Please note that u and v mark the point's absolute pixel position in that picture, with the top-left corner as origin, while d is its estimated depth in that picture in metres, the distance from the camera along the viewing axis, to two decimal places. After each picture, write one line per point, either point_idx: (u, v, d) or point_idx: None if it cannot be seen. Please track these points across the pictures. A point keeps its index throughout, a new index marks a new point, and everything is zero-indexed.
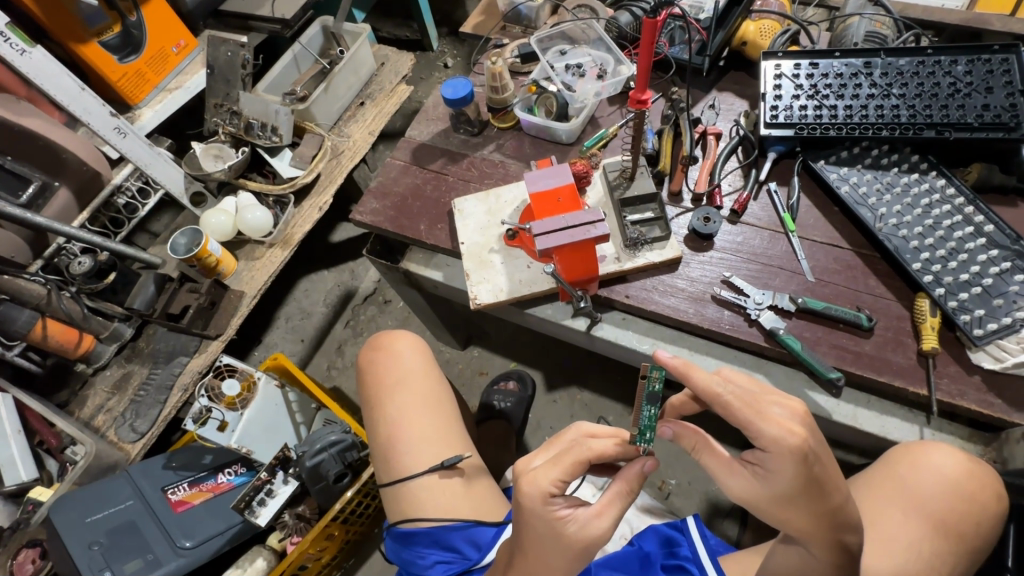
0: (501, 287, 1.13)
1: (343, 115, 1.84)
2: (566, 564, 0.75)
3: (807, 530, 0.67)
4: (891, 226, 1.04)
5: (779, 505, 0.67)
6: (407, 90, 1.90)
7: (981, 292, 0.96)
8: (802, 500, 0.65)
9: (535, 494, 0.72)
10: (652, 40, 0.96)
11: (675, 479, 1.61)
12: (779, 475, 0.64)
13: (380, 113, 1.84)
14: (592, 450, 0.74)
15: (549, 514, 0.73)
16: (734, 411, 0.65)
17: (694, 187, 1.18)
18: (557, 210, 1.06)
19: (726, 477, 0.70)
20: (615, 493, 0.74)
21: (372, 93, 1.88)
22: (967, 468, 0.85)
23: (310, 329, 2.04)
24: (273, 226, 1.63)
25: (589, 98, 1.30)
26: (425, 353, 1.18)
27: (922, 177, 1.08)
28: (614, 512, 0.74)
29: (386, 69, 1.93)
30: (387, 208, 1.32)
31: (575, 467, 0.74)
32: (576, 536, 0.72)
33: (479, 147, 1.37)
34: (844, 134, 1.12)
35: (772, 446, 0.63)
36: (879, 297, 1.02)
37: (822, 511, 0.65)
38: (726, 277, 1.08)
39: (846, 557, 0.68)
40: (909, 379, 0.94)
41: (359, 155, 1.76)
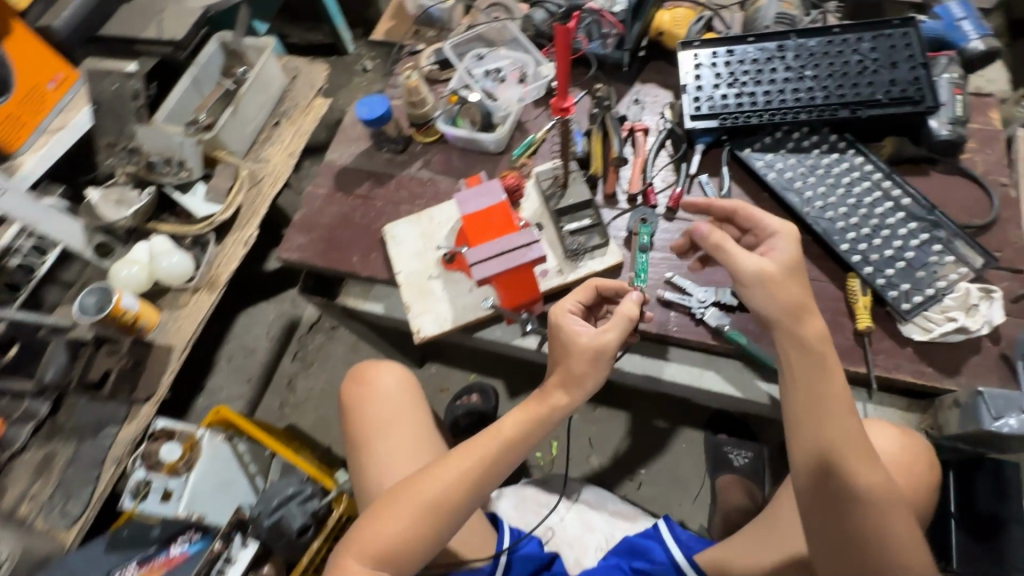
0: (445, 315, 1.09)
1: (258, 138, 1.72)
2: (589, 377, 0.87)
3: (796, 314, 0.80)
4: (818, 209, 1.07)
5: (777, 275, 0.81)
6: (326, 102, 1.80)
7: (905, 266, 0.99)
8: (796, 280, 0.82)
9: (558, 311, 0.92)
10: (566, 46, 0.93)
11: (644, 469, 1.63)
12: (784, 249, 0.83)
13: (298, 131, 1.74)
14: (597, 283, 0.96)
15: (571, 326, 0.89)
16: (727, 244, 0.84)
17: (628, 187, 1.17)
18: (493, 233, 1.02)
19: (739, 258, 0.83)
20: (624, 308, 0.86)
21: (287, 111, 1.77)
22: (904, 440, 0.89)
23: (256, 367, 1.93)
24: (195, 268, 1.50)
25: (513, 104, 1.26)
26: (411, 376, 1.17)
27: (841, 157, 1.11)
28: (623, 322, 0.86)
29: (299, 82, 1.82)
30: (315, 242, 1.24)
31: (589, 291, 0.95)
32: (587, 342, 0.86)
33: (406, 164, 1.31)
34: (766, 120, 1.13)
35: (754, 268, 0.81)
36: (815, 280, 1.04)
37: (801, 295, 0.81)
38: (667, 276, 1.08)
39: (837, 412, 0.77)
40: (848, 360, 0.97)
41: (282, 176, 1.66)
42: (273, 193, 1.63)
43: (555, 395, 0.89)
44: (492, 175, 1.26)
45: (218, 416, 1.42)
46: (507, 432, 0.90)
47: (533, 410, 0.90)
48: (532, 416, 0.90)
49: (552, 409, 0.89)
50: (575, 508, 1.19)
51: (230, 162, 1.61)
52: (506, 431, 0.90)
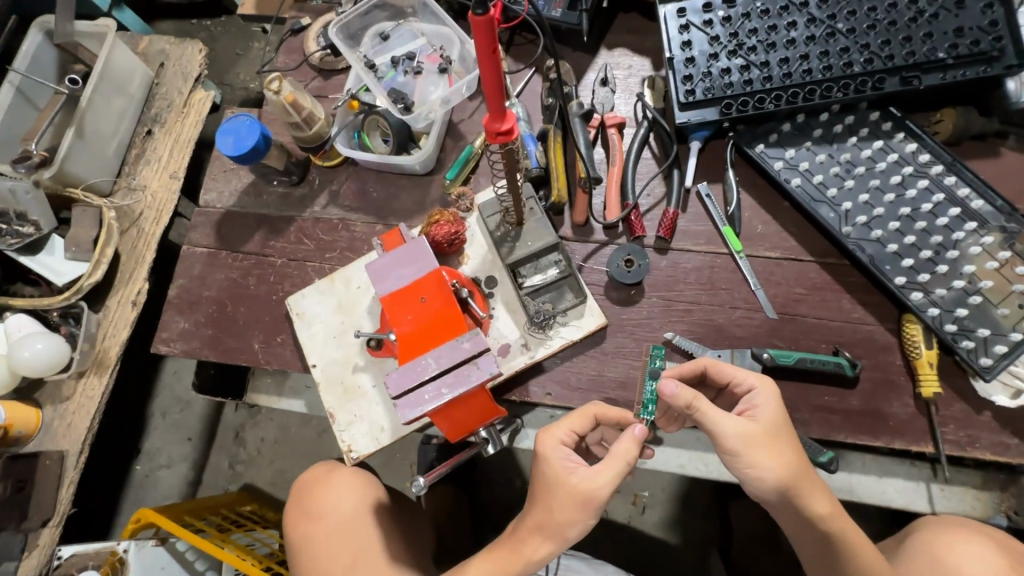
0: (381, 423, 0.82)
1: (127, 154, 1.26)
2: (574, 525, 0.61)
3: (796, 485, 0.58)
4: (860, 226, 0.80)
5: (765, 448, 0.58)
6: (209, 96, 1.30)
7: (981, 301, 0.75)
8: (787, 437, 0.60)
9: (546, 438, 0.66)
10: (492, 44, 0.55)
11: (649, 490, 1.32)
12: (764, 404, 0.61)
13: (179, 143, 1.26)
14: (598, 406, 0.69)
15: (554, 466, 0.63)
16: (700, 402, 0.59)
17: (604, 214, 0.87)
18: (422, 319, 0.72)
19: (715, 420, 0.59)
20: (620, 444, 0.61)
21: (159, 113, 1.27)
22: (1006, 565, 0.66)
23: (196, 424, 1.54)
24: (71, 349, 1.14)
25: (436, 109, 0.90)
26: (378, 492, 0.83)
27: (887, 145, 0.82)
28: (621, 465, 0.60)
29: (168, 72, 1.30)
30: (202, 325, 0.94)
31: (585, 420, 0.68)
32: (579, 485, 0.60)
33: (307, 201, 0.97)
34: (784, 104, 0.82)
35: (734, 437, 0.58)
36: (859, 325, 0.79)
37: (796, 456, 0.59)
38: (667, 337, 0.81)
39: (854, 562, 0.60)
40: (907, 436, 0.74)
41: (167, 213, 1.24)
42: (160, 233, 1.22)
43: (531, 543, 0.63)
44: (422, 208, 0.93)
45: (143, 521, 1.09)
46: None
47: (505, 560, 0.64)
48: (505, 571, 0.63)
49: (528, 564, 0.63)
50: None
51: (90, 203, 1.16)
52: None
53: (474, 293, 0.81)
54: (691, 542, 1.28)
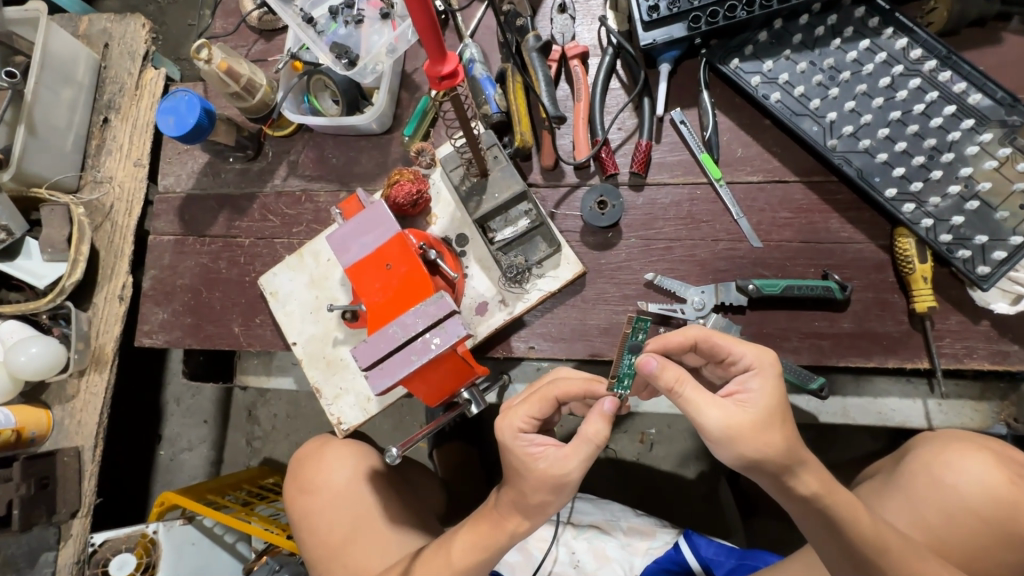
0: (366, 393, 0.83)
1: (88, 147, 1.13)
2: (549, 504, 0.61)
3: (786, 463, 0.55)
4: (847, 137, 0.74)
5: (749, 438, 0.54)
6: (160, 73, 1.14)
7: (980, 206, 0.70)
8: (780, 423, 0.56)
9: (504, 426, 0.63)
10: None
11: (655, 427, 1.33)
12: (759, 391, 0.57)
13: (136, 129, 1.13)
14: (558, 386, 0.65)
15: (521, 452, 0.61)
16: (686, 386, 0.55)
17: (573, 155, 0.82)
18: (390, 288, 0.69)
19: (704, 408, 0.55)
20: (591, 421, 0.58)
21: (112, 99, 1.14)
22: (1004, 478, 0.64)
23: (208, 406, 1.52)
24: (66, 349, 1.09)
25: (382, 58, 0.83)
26: (372, 463, 0.84)
27: (875, 44, 0.75)
28: (587, 450, 0.59)
29: (114, 53, 1.15)
30: (182, 313, 0.93)
31: (544, 405, 0.64)
32: (548, 471, 0.59)
33: (266, 175, 0.93)
34: (758, 10, 0.74)
35: (721, 426, 0.54)
36: (848, 244, 0.75)
37: (784, 444, 0.55)
38: (648, 278, 0.78)
39: (848, 529, 0.55)
40: (902, 354, 0.72)
41: (138, 203, 1.13)
42: (135, 225, 1.12)
43: (513, 520, 0.63)
44: (383, 170, 0.89)
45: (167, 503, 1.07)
46: (457, 565, 0.65)
47: (489, 535, 0.64)
48: (492, 545, 0.64)
49: (511, 537, 0.64)
50: (582, 536, 0.99)
51: (57, 201, 1.07)
52: (456, 560, 0.65)
53: (443, 253, 0.77)
54: (701, 476, 1.30)
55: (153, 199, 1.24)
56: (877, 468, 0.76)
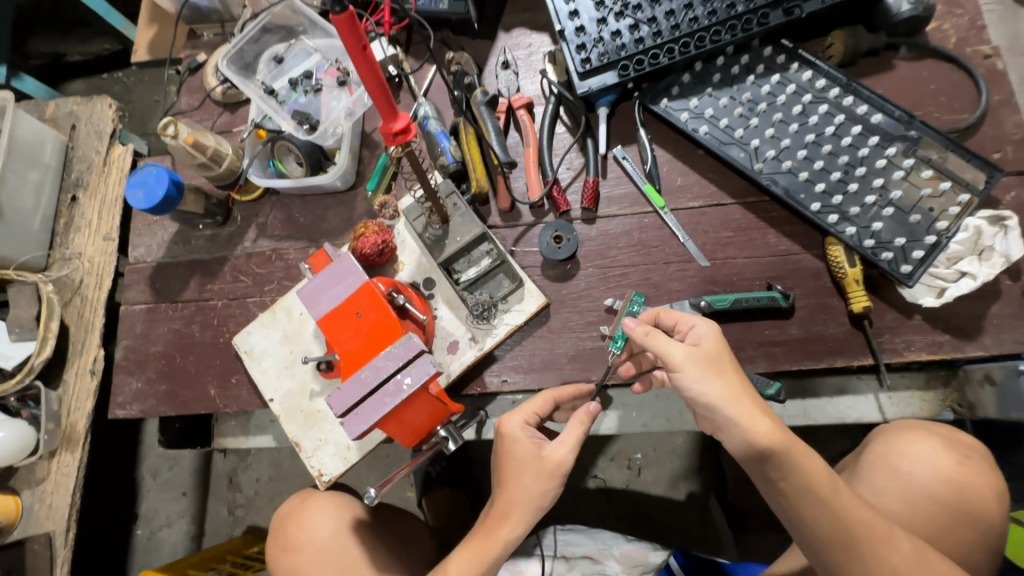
0: (346, 442, 0.83)
1: (56, 226, 1.15)
2: (545, 497, 0.67)
3: (732, 396, 0.62)
4: (771, 160, 0.81)
5: (708, 365, 0.64)
6: (128, 149, 1.18)
7: (895, 211, 0.77)
8: (728, 359, 0.65)
9: (507, 421, 0.71)
10: (359, 41, 0.57)
11: (640, 452, 1.35)
12: (704, 332, 0.67)
13: (105, 203, 1.15)
14: (556, 389, 0.75)
15: (525, 445, 0.69)
16: (648, 335, 0.66)
17: (527, 195, 0.88)
18: (362, 335, 0.72)
19: (665, 346, 0.65)
20: (578, 412, 0.69)
21: (80, 177, 1.17)
22: (953, 461, 0.69)
23: (187, 476, 1.48)
24: (36, 430, 1.07)
25: (341, 121, 0.89)
26: (354, 514, 0.84)
27: (784, 77, 0.84)
28: (578, 434, 0.69)
29: (82, 134, 1.19)
30: (156, 381, 0.93)
31: (544, 406, 0.73)
32: (552, 457, 0.68)
33: (236, 238, 0.96)
34: (678, 55, 0.83)
35: (682, 356, 0.64)
36: (787, 255, 0.81)
37: (737, 377, 0.64)
38: (607, 304, 0.83)
39: (799, 474, 0.60)
40: (848, 353, 0.77)
41: (109, 276, 1.14)
42: (105, 298, 1.13)
43: (506, 525, 0.67)
44: (350, 224, 0.93)
45: None
46: None
47: (480, 550, 0.67)
48: (484, 560, 0.66)
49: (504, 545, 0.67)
50: (575, 568, 0.98)
51: (24, 280, 1.07)
52: None
53: (410, 295, 0.80)
54: (690, 497, 1.31)
55: (123, 272, 1.25)
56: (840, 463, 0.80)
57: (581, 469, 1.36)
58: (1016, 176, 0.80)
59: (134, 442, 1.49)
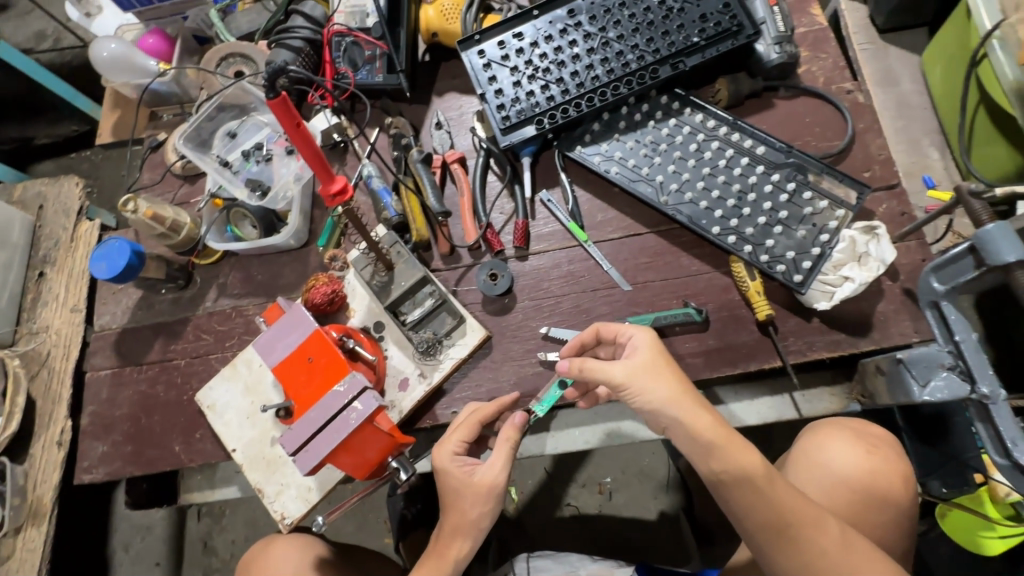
0: (306, 485, 0.87)
1: (23, 301, 1.19)
2: (484, 515, 0.75)
3: (672, 402, 0.66)
4: (675, 193, 0.92)
5: (648, 375, 0.67)
6: (94, 223, 1.24)
7: (784, 229, 0.88)
8: (665, 365, 0.68)
9: (442, 452, 0.77)
10: (294, 122, 0.66)
11: (610, 476, 1.40)
12: (642, 343, 0.70)
13: (72, 277, 1.20)
14: (478, 411, 0.80)
15: (460, 472, 0.76)
16: (587, 362, 0.70)
17: (465, 239, 0.97)
18: (314, 379, 0.78)
19: (607, 369, 0.69)
20: (502, 432, 0.75)
21: (48, 254, 1.23)
22: (865, 452, 0.76)
23: (160, 543, 1.46)
24: (1, 506, 1.08)
25: (291, 186, 0.98)
26: (318, 552, 0.87)
27: (680, 121, 0.96)
28: (507, 451, 0.75)
29: (49, 212, 1.25)
30: (122, 443, 0.97)
31: (472, 428, 0.78)
32: (483, 479, 0.74)
33: (198, 299, 1.02)
34: (586, 108, 0.94)
35: (624, 372, 0.68)
36: (698, 275, 0.91)
37: (677, 378, 0.68)
38: (543, 332, 0.90)
39: (734, 462, 0.63)
40: (760, 357, 0.86)
41: (76, 345, 1.17)
42: (73, 368, 1.15)
43: (455, 545, 0.75)
44: (304, 277, 1.00)
45: None
46: None
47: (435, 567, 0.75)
48: None
49: (455, 563, 0.75)
50: None
51: None
52: None
53: (361, 339, 0.87)
54: (662, 516, 1.35)
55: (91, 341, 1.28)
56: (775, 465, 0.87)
57: (553, 498, 1.39)
58: (885, 191, 0.92)
59: (105, 513, 1.47)
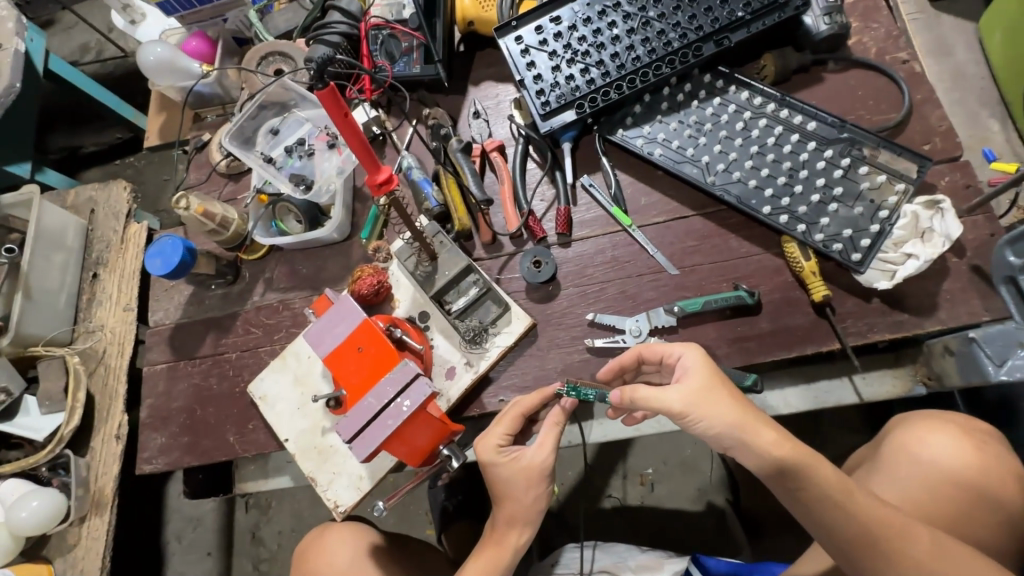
0: (358, 473, 0.89)
1: (80, 301, 1.24)
2: (535, 500, 0.75)
3: (732, 420, 0.63)
4: (722, 173, 0.90)
5: (705, 399, 0.64)
6: (143, 225, 1.28)
7: (839, 206, 0.85)
8: (721, 386, 0.65)
9: (485, 445, 0.76)
10: (342, 111, 0.67)
11: (652, 466, 1.38)
12: (695, 365, 0.67)
13: (125, 277, 1.24)
14: (522, 404, 0.75)
15: (508, 461, 0.75)
16: (639, 390, 0.67)
17: (507, 227, 0.96)
18: (364, 368, 0.78)
19: (660, 395, 0.65)
20: (549, 416, 0.74)
21: (101, 255, 1.27)
22: (970, 446, 0.73)
23: (211, 534, 1.51)
24: (67, 497, 1.12)
25: (333, 180, 1.00)
26: (371, 539, 0.88)
27: (725, 99, 0.93)
28: (555, 435, 0.75)
29: (101, 216, 1.30)
30: (179, 434, 1.00)
31: (517, 420, 0.75)
32: (532, 466, 0.74)
33: (246, 294, 1.04)
34: (627, 90, 0.93)
35: (680, 399, 0.64)
36: (748, 256, 0.88)
37: (735, 399, 0.64)
38: (589, 318, 0.89)
39: (816, 477, 0.60)
40: (816, 340, 0.83)
41: (130, 343, 1.22)
42: (127, 364, 1.20)
43: (513, 533, 0.76)
44: (348, 270, 1.01)
45: None
46: None
47: (493, 556, 0.76)
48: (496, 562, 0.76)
49: (513, 548, 0.77)
50: None
51: (53, 354, 1.15)
52: None
53: (407, 329, 0.87)
54: (709, 507, 1.32)
55: (142, 339, 1.33)
56: (860, 457, 0.85)
57: (594, 489, 1.38)
58: (946, 164, 0.87)
59: (159, 505, 1.53)
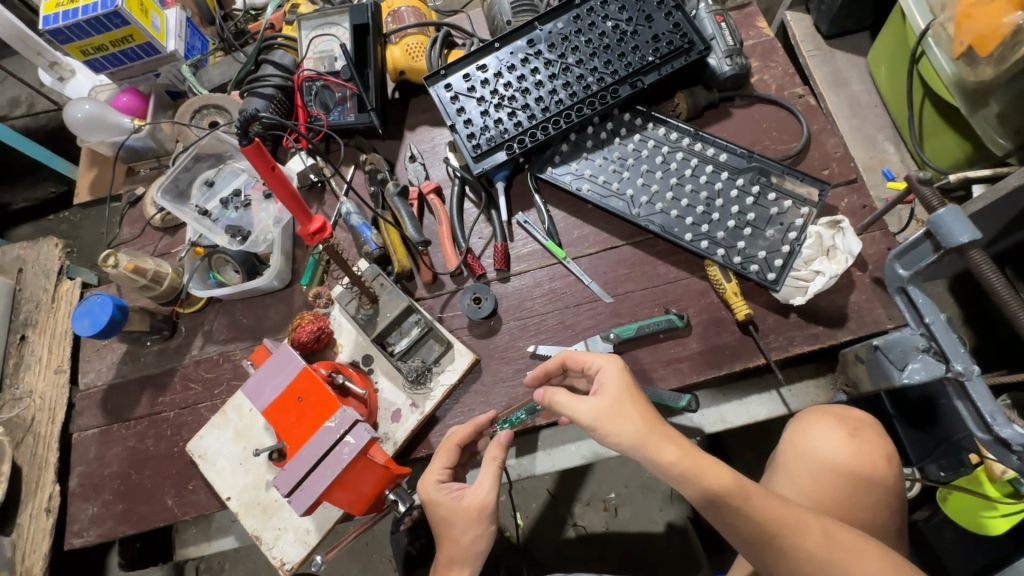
0: (305, 526, 0.86)
1: (5, 367, 1.17)
2: (478, 541, 0.74)
3: (635, 438, 0.64)
4: (645, 204, 0.95)
5: (613, 417, 0.65)
6: (76, 282, 1.23)
7: (753, 231, 0.91)
8: (629, 399, 0.66)
9: (426, 481, 0.77)
10: (269, 164, 0.68)
11: (614, 491, 1.39)
12: (609, 379, 0.69)
13: (55, 338, 1.18)
14: (455, 434, 0.79)
15: (446, 498, 0.75)
16: (557, 395, 0.70)
17: (447, 266, 0.98)
18: (304, 418, 0.77)
19: (575, 405, 0.68)
20: (487, 451, 0.74)
21: (28, 316, 1.21)
22: (848, 437, 0.78)
23: None
24: None
25: (271, 230, 1.00)
26: None
27: (644, 135, 1.00)
28: (493, 472, 0.74)
29: (29, 275, 1.24)
30: (113, 502, 0.95)
31: (453, 452, 0.78)
32: (471, 504, 0.74)
33: (184, 348, 1.02)
34: (553, 131, 0.98)
35: (590, 414, 0.66)
36: (676, 281, 0.93)
37: (643, 413, 0.65)
38: (530, 350, 0.91)
39: (706, 484, 0.61)
40: (744, 357, 0.87)
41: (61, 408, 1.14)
42: (59, 431, 1.11)
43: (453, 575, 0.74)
44: (289, 317, 1.00)
45: None
46: None
47: None
48: None
49: None
50: None
51: None
52: None
53: (350, 374, 0.87)
54: (670, 527, 1.33)
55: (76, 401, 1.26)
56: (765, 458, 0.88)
57: (558, 519, 1.38)
58: (845, 186, 0.96)
59: None
